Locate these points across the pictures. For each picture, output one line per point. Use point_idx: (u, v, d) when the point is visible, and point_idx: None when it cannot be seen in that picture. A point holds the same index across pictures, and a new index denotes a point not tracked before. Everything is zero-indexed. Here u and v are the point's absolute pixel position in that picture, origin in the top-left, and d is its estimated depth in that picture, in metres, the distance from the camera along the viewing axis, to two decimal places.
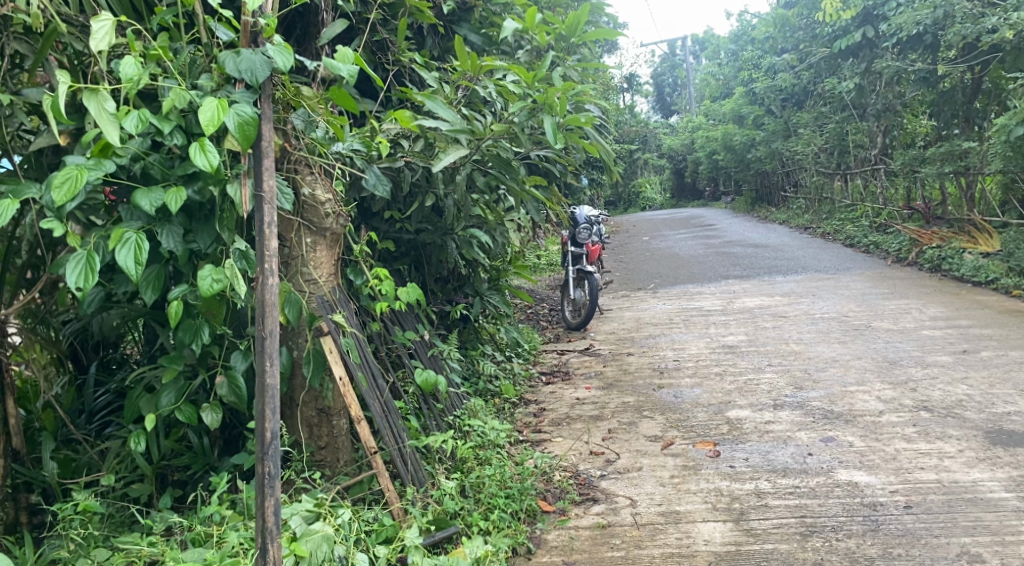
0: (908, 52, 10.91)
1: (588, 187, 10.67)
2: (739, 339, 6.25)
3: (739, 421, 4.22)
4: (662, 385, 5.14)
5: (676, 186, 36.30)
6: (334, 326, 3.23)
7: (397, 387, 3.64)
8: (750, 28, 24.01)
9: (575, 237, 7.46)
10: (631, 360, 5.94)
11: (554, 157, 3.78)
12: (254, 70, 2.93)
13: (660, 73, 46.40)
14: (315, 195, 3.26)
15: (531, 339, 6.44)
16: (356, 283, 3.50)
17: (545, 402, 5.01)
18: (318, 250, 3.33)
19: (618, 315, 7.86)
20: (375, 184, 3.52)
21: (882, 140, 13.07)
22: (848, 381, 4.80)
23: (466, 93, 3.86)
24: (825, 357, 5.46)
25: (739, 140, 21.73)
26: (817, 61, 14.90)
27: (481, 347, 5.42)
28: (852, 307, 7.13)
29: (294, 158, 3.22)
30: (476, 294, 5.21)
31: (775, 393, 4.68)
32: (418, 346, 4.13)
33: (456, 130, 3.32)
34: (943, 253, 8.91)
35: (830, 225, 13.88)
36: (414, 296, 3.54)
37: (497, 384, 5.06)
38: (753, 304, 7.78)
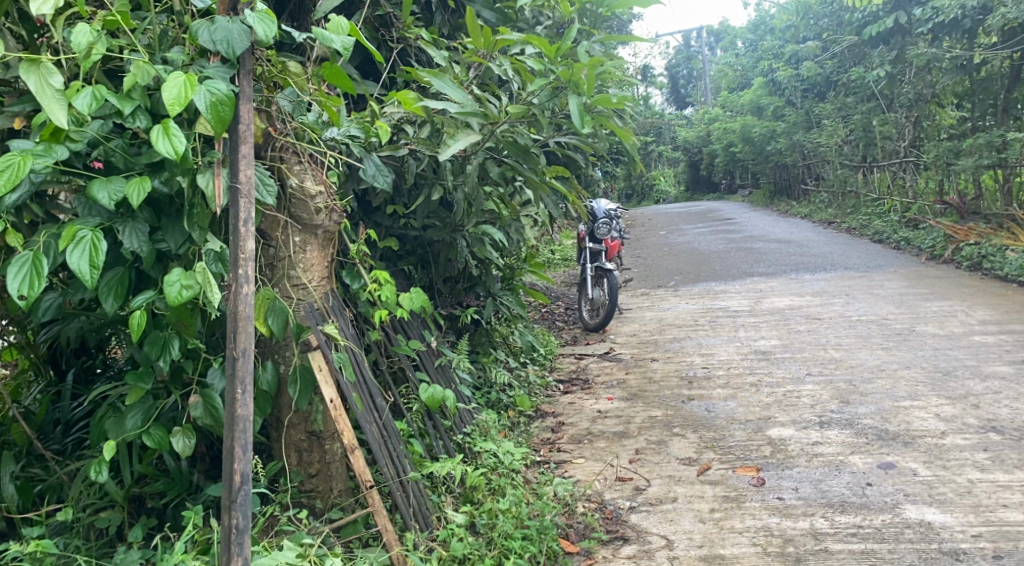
0: (943, 39, 10.38)
1: (604, 180, 10.19)
2: (772, 344, 5.79)
3: (783, 443, 3.78)
4: (692, 397, 4.70)
5: (691, 179, 35.63)
6: (326, 339, 2.80)
7: (399, 406, 3.22)
8: (770, 16, 23.37)
9: (593, 232, 7.01)
10: (655, 366, 5.50)
11: (579, 144, 3.31)
12: (231, 40, 2.50)
13: (675, 64, 45.66)
14: (304, 186, 2.81)
15: (548, 343, 6.00)
16: (355, 289, 3.06)
17: (563, 415, 4.58)
18: (308, 251, 2.89)
19: (638, 315, 7.40)
20: (375, 175, 3.09)
21: (911, 131, 12.53)
22: (899, 394, 4.34)
23: (478, 73, 3.41)
24: (869, 366, 5.00)
25: (758, 132, 21.17)
26: (843, 49, 14.34)
27: (495, 354, 5.00)
28: (890, 309, 6.64)
29: (280, 145, 2.78)
30: (488, 296, 4.81)
31: (819, 408, 4.23)
32: (424, 357, 3.72)
33: (467, 113, 2.87)
34: (983, 250, 8.39)
35: (856, 220, 13.34)
36: (419, 304, 3.09)
37: (512, 394, 4.63)
38: (783, 304, 7.30)
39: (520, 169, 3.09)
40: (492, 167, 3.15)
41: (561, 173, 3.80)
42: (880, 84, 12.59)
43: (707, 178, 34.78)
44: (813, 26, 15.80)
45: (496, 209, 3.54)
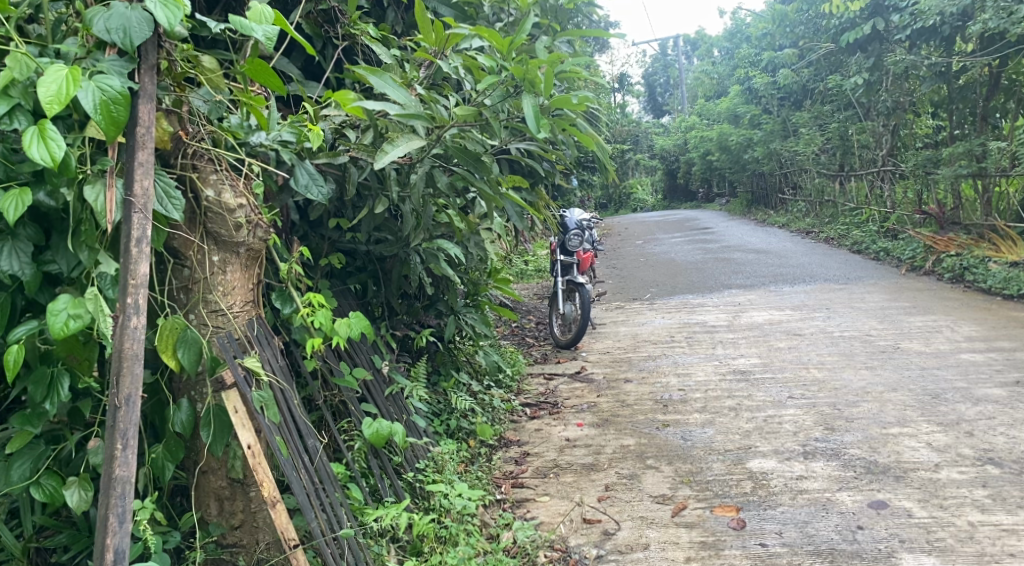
0: (921, 45, 10.20)
1: (578, 189, 9.89)
2: (752, 363, 5.49)
3: (764, 477, 3.47)
4: (667, 423, 4.38)
5: (669, 187, 35.50)
6: (247, 374, 2.45)
7: (339, 444, 2.88)
8: (746, 25, 23.29)
9: (565, 245, 6.69)
10: (629, 388, 5.17)
11: (538, 151, 2.99)
12: (129, 29, 2.15)
13: (651, 73, 45.68)
14: (223, 199, 2.45)
15: (516, 361, 5.66)
16: (286, 315, 2.70)
17: (528, 444, 4.24)
18: (229, 272, 2.54)
19: (612, 330, 7.09)
20: (308, 184, 2.73)
21: (889, 140, 12.37)
22: (887, 420, 4.04)
23: (428, 72, 3.07)
24: (854, 388, 4.71)
25: (734, 141, 21.02)
26: (820, 57, 14.16)
27: (456, 377, 4.65)
28: (873, 324, 6.39)
29: (192, 151, 2.44)
30: (450, 313, 4.47)
31: (802, 437, 3.93)
32: (371, 384, 3.38)
33: (409, 114, 2.53)
34: (965, 261, 8.17)
35: (834, 230, 13.15)
36: (358, 330, 2.75)
37: (474, 422, 4.30)
38: (761, 319, 7.02)
39: (471, 180, 2.75)
40: (440, 175, 2.79)
41: (519, 183, 3.48)
42: (858, 92, 12.40)
43: (683, 187, 34.69)
44: (788, 34, 15.61)
45: (448, 224, 3.19)
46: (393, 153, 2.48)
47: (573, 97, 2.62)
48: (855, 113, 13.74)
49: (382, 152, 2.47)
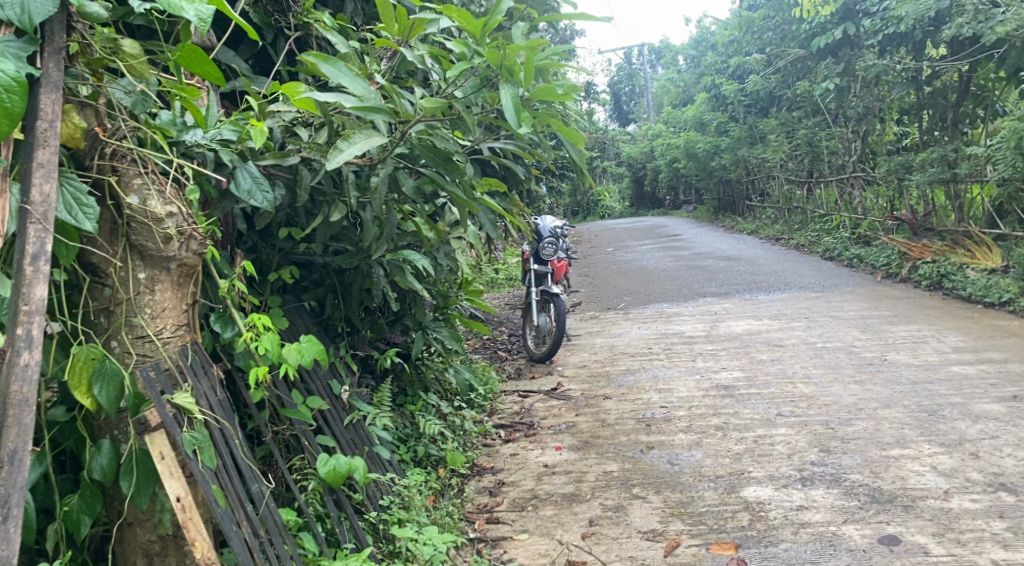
0: (892, 51, 10.09)
1: (548, 195, 9.58)
2: (735, 378, 5.22)
3: (762, 507, 3.19)
4: (651, 445, 4.08)
5: (636, 195, 35.46)
6: (177, 413, 2.09)
7: (290, 486, 2.53)
8: (712, 33, 23.29)
9: (538, 253, 6.38)
10: (608, 406, 4.87)
11: (516, 150, 2.69)
12: (27, 4, 1.78)
13: (617, 80, 45.78)
14: (148, 207, 2.08)
15: (488, 378, 5.32)
16: (226, 339, 2.35)
17: (504, 471, 3.91)
18: (159, 293, 2.17)
19: (587, 343, 6.78)
20: (251, 189, 2.39)
21: (859, 146, 12.29)
22: (885, 441, 3.79)
23: (390, 63, 2.74)
24: (845, 404, 4.46)
25: (701, 148, 20.94)
26: (788, 63, 14.08)
27: (423, 399, 4.30)
28: (856, 334, 6.18)
29: (111, 151, 2.07)
30: (418, 329, 4.16)
31: (798, 461, 3.66)
32: (328, 414, 3.05)
33: (367, 107, 2.20)
34: (942, 268, 8.02)
35: (804, 236, 13.02)
36: (310, 356, 2.41)
37: (443, 449, 3.97)
38: (740, 329, 6.77)
39: (441, 181, 2.40)
40: (405, 177, 2.43)
41: (494, 187, 3.19)
42: (828, 98, 12.30)
43: (650, 194, 34.67)
44: (756, 40, 15.51)
45: (417, 233, 2.86)
46: (351, 149, 2.14)
47: (555, 87, 2.31)
48: (823, 119, 13.67)
49: (338, 148, 2.13)
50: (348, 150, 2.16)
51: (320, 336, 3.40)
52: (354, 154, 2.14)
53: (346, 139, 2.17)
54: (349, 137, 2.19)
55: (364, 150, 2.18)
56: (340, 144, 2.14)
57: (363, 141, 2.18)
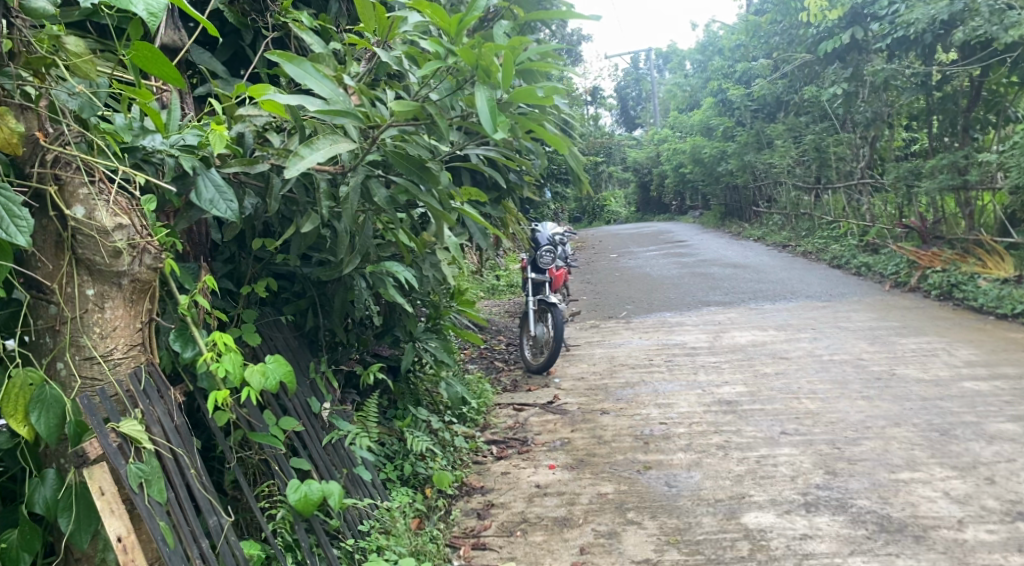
0: (902, 55, 9.89)
1: (550, 201, 9.42)
2: (738, 392, 5.04)
3: (763, 535, 3.01)
4: (649, 465, 3.91)
5: (642, 200, 35.25)
6: (124, 442, 1.92)
7: (257, 517, 2.37)
8: (719, 37, 23.10)
9: (536, 261, 6.21)
10: (606, 421, 4.70)
11: (497, 158, 2.54)
12: None
13: (623, 85, 45.60)
14: (94, 218, 1.93)
15: (482, 392, 5.14)
16: (186, 360, 2.19)
17: (493, 492, 3.74)
18: (111, 311, 2.01)
19: (586, 353, 6.61)
20: (214, 199, 2.23)
21: (867, 152, 12.09)
22: (894, 463, 3.61)
23: (368, 66, 2.58)
24: (853, 421, 4.27)
25: (707, 153, 20.74)
26: (795, 67, 13.89)
27: (412, 413, 4.14)
28: (864, 346, 5.99)
29: (53, 158, 1.92)
30: (409, 341, 4.04)
31: (802, 484, 3.47)
32: (304, 435, 2.91)
33: (334, 110, 2.06)
34: (952, 277, 7.82)
35: (811, 244, 12.81)
36: (275, 379, 2.27)
37: (431, 467, 3.83)
38: (745, 340, 6.58)
39: (414, 190, 2.22)
40: (377, 187, 2.25)
41: (474, 196, 3.05)
42: (836, 103, 12.11)
43: (657, 199, 34.46)
44: (763, 45, 15.31)
45: (398, 244, 2.70)
46: (314, 155, 1.99)
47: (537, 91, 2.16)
48: (830, 124, 13.48)
49: (300, 154, 1.98)
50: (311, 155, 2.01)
51: (301, 351, 3.26)
52: (318, 160, 1.98)
53: (310, 145, 2.01)
54: (314, 143, 2.04)
55: (329, 156, 2.02)
56: (302, 150, 1.98)
57: (328, 147, 2.03)
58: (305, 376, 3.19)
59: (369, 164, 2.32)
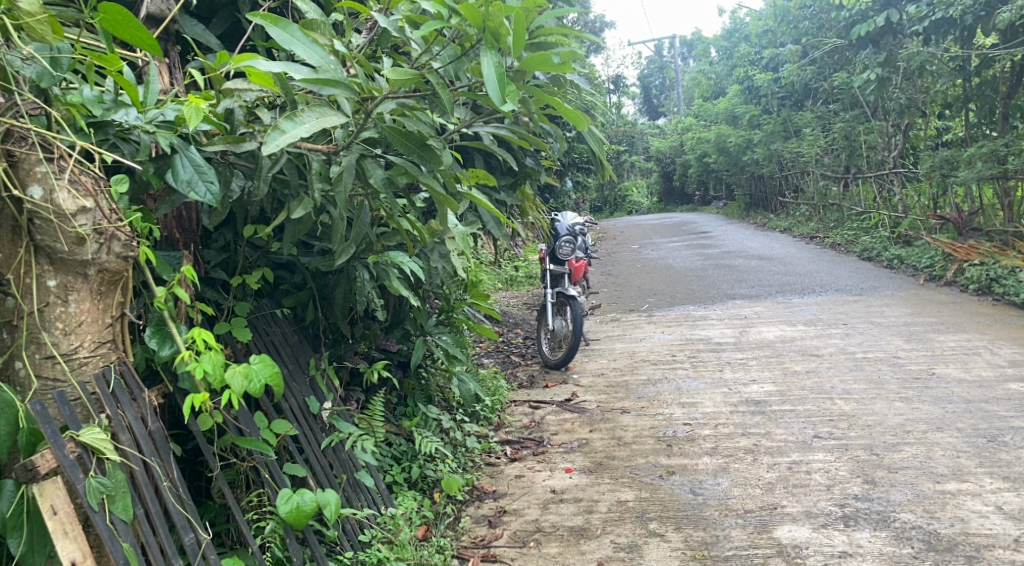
0: (939, 38, 9.47)
1: (571, 191, 9.18)
2: (767, 392, 4.77)
3: (798, 552, 2.77)
4: (672, 471, 3.67)
5: (665, 190, 34.76)
6: (83, 453, 1.75)
7: (244, 530, 2.18)
8: (746, 23, 22.60)
9: (554, 252, 5.98)
10: (626, 421, 4.46)
11: (507, 136, 2.34)
12: None
13: (647, 74, 45.02)
14: (55, 200, 1.77)
15: (497, 389, 4.92)
16: (162, 359, 1.99)
17: (506, 496, 3.53)
18: (77, 306, 1.85)
19: (606, 348, 6.37)
20: (192, 180, 2.03)
21: (899, 141, 11.67)
22: (939, 472, 3.34)
23: (370, 36, 2.34)
24: (891, 425, 4.00)
25: (733, 142, 20.32)
26: (825, 54, 13.47)
27: (422, 411, 3.96)
28: (899, 343, 5.68)
29: (7, 132, 1.76)
30: (418, 334, 3.86)
31: (839, 494, 3.22)
32: (301, 438, 2.73)
33: (322, 80, 1.84)
34: (991, 271, 7.45)
35: (840, 235, 12.42)
36: (260, 382, 2.06)
37: (440, 469, 3.61)
38: (772, 336, 6.30)
39: (411, 171, 1.99)
40: (373, 168, 2.02)
41: (484, 181, 2.84)
42: (868, 90, 11.69)
43: (679, 189, 33.97)
44: (792, 30, 14.89)
45: (401, 233, 2.48)
46: (295, 129, 1.79)
47: (548, 57, 1.94)
48: (862, 112, 13.05)
49: (279, 128, 1.77)
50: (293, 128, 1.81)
51: (300, 345, 3.08)
52: (300, 134, 1.78)
53: (292, 117, 1.81)
54: (298, 115, 1.83)
55: (313, 130, 1.82)
56: (282, 124, 1.78)
57: (312, 120, 1.82)
58: (304, 373, 3.01)
59: (366, 144, 2.09)
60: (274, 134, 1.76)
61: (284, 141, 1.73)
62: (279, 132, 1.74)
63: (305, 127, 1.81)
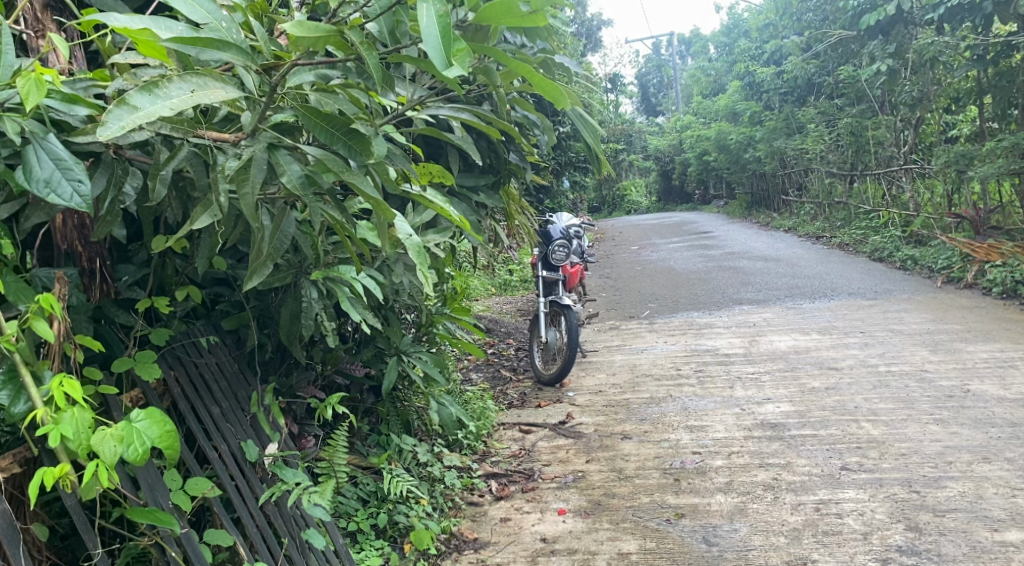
0: (955, 25, 8.98)
1: (566, 191, 8.70)
2: (784, 413, 4.28)
3: None
4: (681, 513, 3.17)
5: (664, 189, 34.29)
6: None
7: None
8: (746, 19, 22.12)
9: (547, 257, 5.50)
10: (627, 448, 3.98)
11: (469, 120, 2.10)
12: None
13: (644, 73, 44.54)
14: None
15: (483, 412, 4.43)
16: (13, 417, 1.51)
17: (489, 547, 3.05)
18: None
19: (605, 360, 5.89)
20: (51, 179, 1.58)
21: (910, 136, 11.18)
22: (995, 517, 2.86)
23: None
24: (929, 453, 3.52)
25: (734, 140, 19.85)
26: (830, 47, 12.98)
27: (396, 443, 3.51)
28: (924, 354, 5.20)
29: None
30: (394, 354, 3.39)
31: (879, 545, 2.74)
32: (232, 495, 2.27)
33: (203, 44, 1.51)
34: (1017, 273, 6.96)
35: (848, 234, 11.94)
36: (145, 443, 1.59)
37: (412, 515, 3.13)
38: (785, 346, 5.81)
39: (335, 166, 1.61)
40: (287, 161, 1.60)
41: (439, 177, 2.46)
42: (877, 83, 11.20)
43: (679, 189, 33.49)
44: (795, 23, 14.42)
45: (350, 249, 1.99)
46: (153, 106, 1.43)
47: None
48: (868, 107, 12.57)
49: (130, 102, 1.42)
50: (153, 102, 1.45)
51: (239, 377, 2.61)
52: (159, 112, 1.42)
53: (154, 90, 1.45)
54: (165, 85, 1.48)
55: (180, 106, 1.46)
56: (136, 98, 1.43)
57: (182, 94, 1.46)
58: (244, 411, 2.54)
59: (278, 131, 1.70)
60: (123, 110, 1.41)
61: (127, 122, 1.38)
62: (127, 110, 1.39)
63: (170, 102, 1.46)
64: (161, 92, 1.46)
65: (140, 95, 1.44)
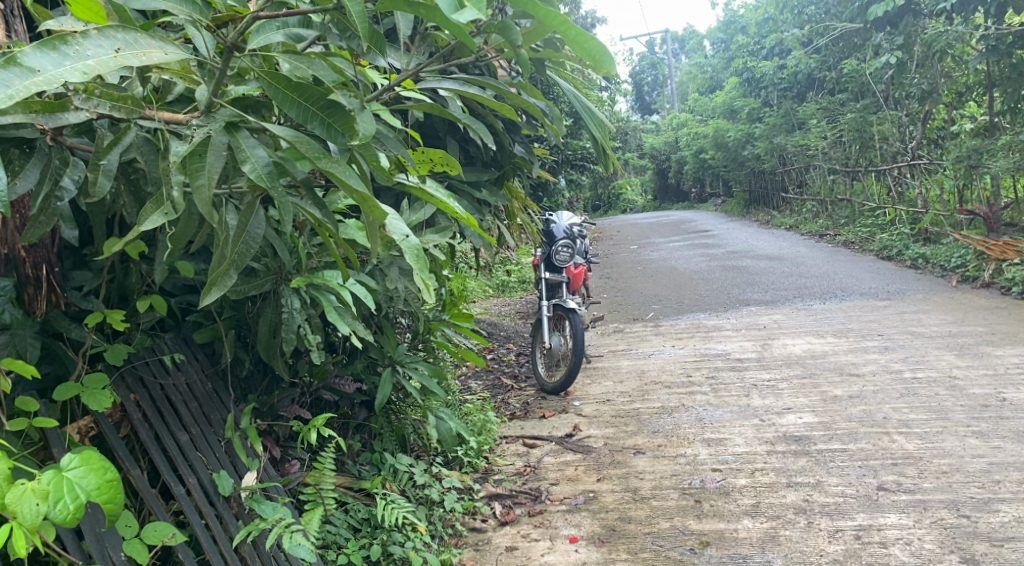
0: (968, 16, 8.68)
1: (566, 188, 8.39)
2: (807, 425, 3.98)
3: None
4: (706, 540, 2.87)
5: (660, 188, 34.04)
6: None
7: None
8: (743, 15, 21.84)
9: (550, 258, 5.19)
10: (640, 464, 3.68)
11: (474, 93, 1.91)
12: None
13: (639, 71, 44.27)
14: None
15: (483, 425, 4.11)
16: None
17: None
18: None
19: (611, 366, 5.59)
20: None
21: (917, 131, 10.90)
22: None
23: None
24: (974, 472, 3.22)
25: (732, 137, 19.59)
26: (833, 40, 12.67)
27: (391, 462, 3.20)
28: (951, 359, 4.91)
29: None
30: (389, 364, 3.10)
31: None
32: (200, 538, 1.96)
33: None
34: None
35: (853, 232, 11.66)
36: (78, 498, 1.43)
37: (409, 545, 2.82)
38: (800, 350, 5.52)
39: (311, 152, 1.36)
40: (251, 145, 1.35)
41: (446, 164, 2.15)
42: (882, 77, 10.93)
43: (675, 187, 33.22)
44: (797, 17, 14.11)
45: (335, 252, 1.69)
46: (57, 69, 1.25)
47: None
48: (873, 102, 12.29)
49: (27, 64, 1.24)
50: (58, 63, 1.27)
51: (213, 398, 2.30)
52: (63, 77, 1.25)
53: (60, 48, 1.28)
54: (75, 42, 1.30)
55: (92, 68, 1.29)
56: (34, 57, 1.25)
57: (98, 55, 1.30)
58: (218, 436, 2.23)
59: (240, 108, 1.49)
60: (16, 73, 1.22)
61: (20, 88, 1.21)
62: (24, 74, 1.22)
63: (81, 64, 1.28)
64: (74, 52, 1.29)
65: (40, 54, 1.25)
